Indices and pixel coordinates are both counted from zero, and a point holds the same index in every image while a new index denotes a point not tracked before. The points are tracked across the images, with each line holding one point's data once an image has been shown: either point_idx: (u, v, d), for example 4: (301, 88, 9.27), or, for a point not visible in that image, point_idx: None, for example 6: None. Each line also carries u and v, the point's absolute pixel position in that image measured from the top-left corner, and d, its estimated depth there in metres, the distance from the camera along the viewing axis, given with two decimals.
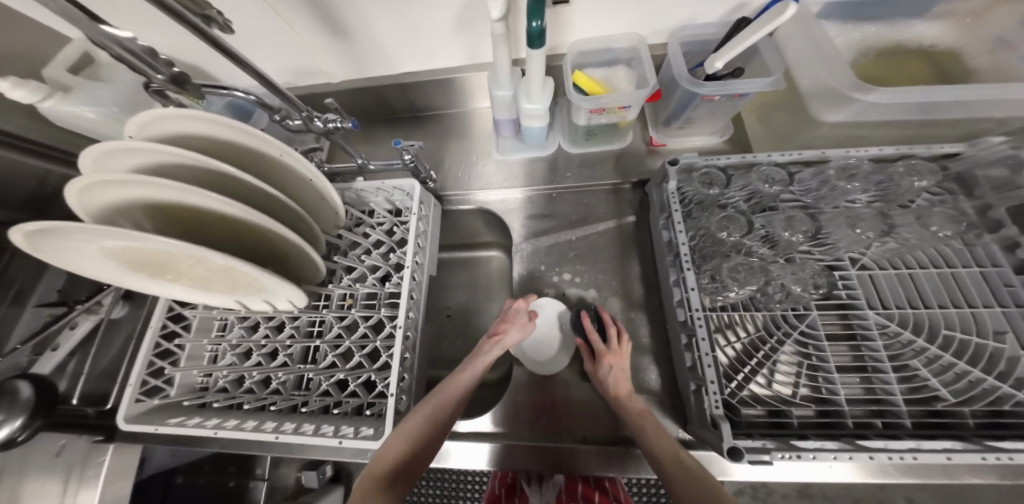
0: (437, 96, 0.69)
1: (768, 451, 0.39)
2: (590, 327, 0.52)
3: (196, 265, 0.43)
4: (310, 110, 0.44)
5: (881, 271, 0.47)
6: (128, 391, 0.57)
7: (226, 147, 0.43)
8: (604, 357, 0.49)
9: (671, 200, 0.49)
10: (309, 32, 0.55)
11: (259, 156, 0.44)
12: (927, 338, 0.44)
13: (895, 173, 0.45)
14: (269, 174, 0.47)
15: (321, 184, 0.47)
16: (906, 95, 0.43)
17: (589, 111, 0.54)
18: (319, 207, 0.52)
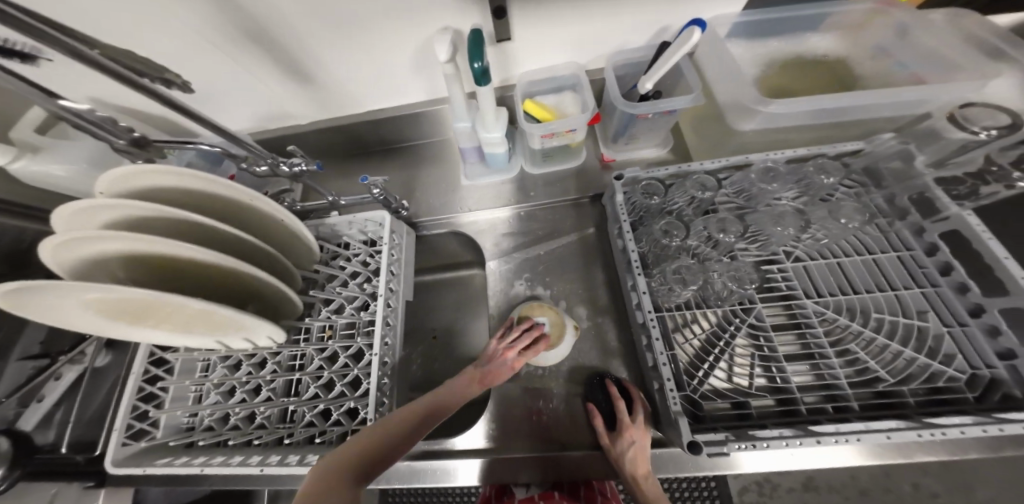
0: (402, 130, 0.74)
1: (726, 442, 0.42)
2: (615, 396, 0.53)
3: (174, 309, 0.46)
4: (274, 156, 0.48)
5: (813, 262, 0.51)
6: (114, 436, 0.58)
7: (197, 196, 0.46)
8: (628, 430, 0.49)
9: (620, 212, 0.54)
10: (273, 81, 0.60)
11: (229, 202, 0.48)
12: (862, 321, 0.48)
13: (807, 172, 0.50)
14: (242, 219, 0.51)
15: (292, 222, 0.52)
16: (800, 104, 0.48)
17: (541, 136, 0.59)
18: (292, 245, 0.56)
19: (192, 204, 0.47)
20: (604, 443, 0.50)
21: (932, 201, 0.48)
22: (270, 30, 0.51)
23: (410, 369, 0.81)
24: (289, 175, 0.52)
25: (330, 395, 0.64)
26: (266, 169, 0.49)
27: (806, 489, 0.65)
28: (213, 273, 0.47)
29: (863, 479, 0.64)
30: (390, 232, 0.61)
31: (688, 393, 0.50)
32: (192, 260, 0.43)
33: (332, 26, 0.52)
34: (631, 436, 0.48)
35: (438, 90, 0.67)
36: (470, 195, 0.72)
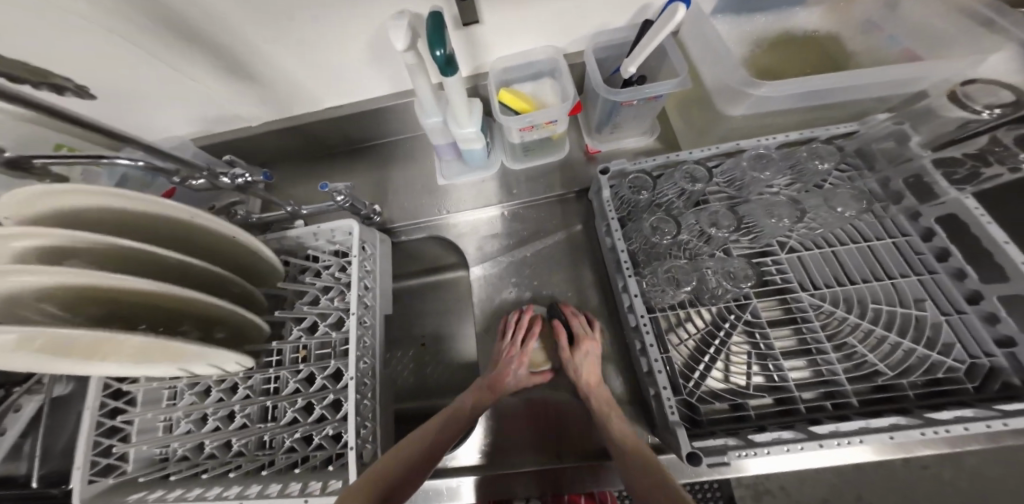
0: (369, 129, 0.68)
1: (726, 450, 0.42)
2: (573, 314, 0.57)
3: (122, 346, 0.41)
4: (208, 169, 0.45)
5: (808, 252, 0.49)
6: (77, 474, 0.55)
7: (133, 218, 0.43)
8: (580, 341, 0.53)
9: (608, 208, 0.50)
10: (210, 81, 0.54)
11: (170, 223, 0.45)
12: (858, 312, 0.48)
13: (799, 158, 0.47)
14: (181, 240, 0.48)
15: (245, 239, 0.51)
16: (792, 86, 0.45)
17: (520, 129, 0.55)
18: (239, 262, 0.54)
19: (117, 227, 0.42)
20: (564, 356, 0.53)
21: (929, 185, 0.46)
22: (201, 25, 0.45)
23: (399, 379, 0.77)
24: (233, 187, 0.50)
25: (310, 417, 0.61)
26: (204, 182, 0.46)
27: (804, 472, 0.65)
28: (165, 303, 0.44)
29: (863, 462, 0.64)
30: (360, 243, 0.57)
31: (685, 398, 0.49)
32: (144, 292, 0.41)
33: (264, 13, 0.45)
34: (587, 348, 0.53)
35: (403, 83, 0.62)
36: (449, 196, 0.68)
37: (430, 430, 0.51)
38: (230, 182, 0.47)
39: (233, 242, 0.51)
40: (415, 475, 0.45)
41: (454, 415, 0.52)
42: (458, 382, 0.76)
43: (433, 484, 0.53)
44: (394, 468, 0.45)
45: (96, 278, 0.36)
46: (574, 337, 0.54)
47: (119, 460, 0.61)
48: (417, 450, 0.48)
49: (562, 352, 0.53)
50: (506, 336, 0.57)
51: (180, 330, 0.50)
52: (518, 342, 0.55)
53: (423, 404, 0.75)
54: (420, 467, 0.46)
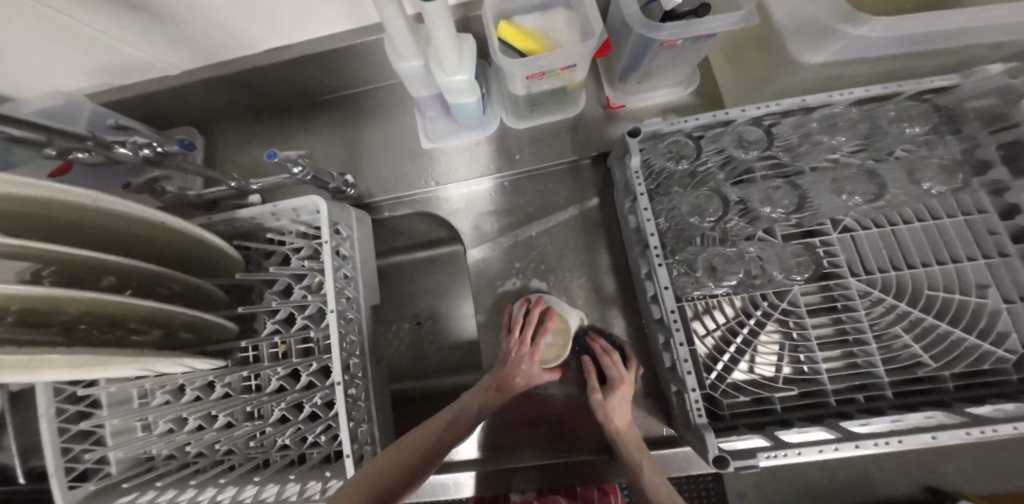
0: (333, 73, 0.55)
1: (755, 453, 0.38)
2: (604, 349, 0.50)
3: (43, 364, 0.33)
4: (95, 138, 0.34)
5: (864, 232, 0.44)
6: (53, 482, 0.52)
7: (21, 202, 0.31)
8: (620, 386, 0.47)
9: (635, 180, 0.40)
10: (95, 21, 0.40)
11: (77, 207, 0.34)
12: (910, 300, 0.42)
13: (881, 118, 0.38)
14: (83, 227, 0.37)
15: (180, 226, 0.42)
16: (898, 23, 0.36)
17: (526, 77, 0.43)
18: (167, 250, 0.45)
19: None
20: (595, 397, 0.46)
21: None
22: None
23: (397, 363, 0.72)
24: (144, 162, 0.39)
25: (300, 415, 0.56)
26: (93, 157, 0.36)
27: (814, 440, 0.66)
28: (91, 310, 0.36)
29: None
30: (329, 225, 0.47)
31: (707, 392, 0.46)
32: (71, 302, 0.33)
33: None
34: (621, 395, 0.46)
35: (367, 16, 0.47)
36: (437, 163, 0.57)
37: (435, 429, 0.46)
38: (134, 154, 0.37)
39: (161, 230, 0.42)
40: (420, 472, 0.42)
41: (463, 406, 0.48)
42: (459, 362, 0.71)
43: (438, 478, 0.52)
44: (393, 468, 0.40)
45: (30, 292, 0.29)
46: (606, 380, 0.48)
47: (97, 464, 0.56)
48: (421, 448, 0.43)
49: (592, 395, 0.47)
50: (515, 331, 0.51)
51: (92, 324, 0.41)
52: (530, 338, 0.50)
53: (424, 388, 0.71)
54: (422, 465, 0.42)
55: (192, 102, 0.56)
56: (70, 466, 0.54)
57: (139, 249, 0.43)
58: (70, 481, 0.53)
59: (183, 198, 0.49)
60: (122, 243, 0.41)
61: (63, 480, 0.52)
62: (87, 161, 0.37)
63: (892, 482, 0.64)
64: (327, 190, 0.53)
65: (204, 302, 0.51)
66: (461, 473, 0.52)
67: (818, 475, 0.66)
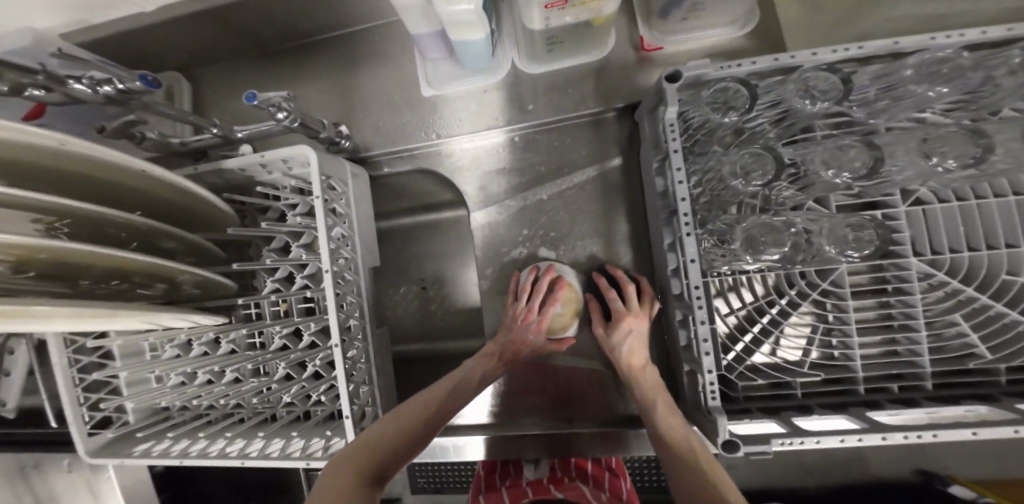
0: (323, 5, 0.48)
1: (769, 439, 0.34)
2: (607, 285, 0.47)
3: (45, 319, 0.32)
4: (46, 70, 0.31)
5: (940, 207, 0.37)
6: (73, 429, 0.54)
7: (33, 153, 0.29)
8: (624, 319, 0.43)
9: (670, 134, 0.34)
10: None
11: (85, 161, 0.33)
12: (978, 285, 0.37)
13: (1000, 66, 0.29)
14: (51, 173, 0.32)
15: (186, 188, 0.41)
16: None
17: (545, 6, 0.35)
18: (151, 207, 0.42)
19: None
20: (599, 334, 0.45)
21: None
22: None
23: (402, 326, 0.71)
24: (110, 102, 0.35)
25: (304, 373, 0.55)
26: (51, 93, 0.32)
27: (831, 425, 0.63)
28: (92, 265, 0.34)
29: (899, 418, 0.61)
30: (321, 178, 0.42)
31: (722, 373, 0.42)
32: (77, 257, 0.31)
33: None
34: (628, 327, 0.43)
35: None
36: (440, 114, 0.51)
37: (439, 390, 0.43)
38: (94, 91, 0.33)
39: (141, 181, 0.38)
40: (421, 438, 0.39)
41: (468, 369, 0.45)
42: (465, 329, 0.69)
43: (439, 440, 0.52)
44: (393, 446, 0.37)
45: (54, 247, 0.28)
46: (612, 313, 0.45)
47: (115, 412, 0.58)
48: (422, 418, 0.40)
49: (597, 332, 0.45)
50: (522, 298, 0.48)
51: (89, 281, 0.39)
52: (537, 306, 0.46)
53: (428, 352, 0.70)
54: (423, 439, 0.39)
55: (175, 41, 0.51)
56: (89, 412, 0.56)
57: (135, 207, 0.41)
58: (89, 426, 0.55)
59: (166, 146, 0.45)
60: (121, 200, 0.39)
61: (83, 426, 0.54)
62: (48, 100, 0.33)
63: (911, 468, 0.61)
64: (318, 141, 0.48)
65: (200, 258, 0.49)
66: (460, 437, 0.52)
67: (832, 457, 0.63)
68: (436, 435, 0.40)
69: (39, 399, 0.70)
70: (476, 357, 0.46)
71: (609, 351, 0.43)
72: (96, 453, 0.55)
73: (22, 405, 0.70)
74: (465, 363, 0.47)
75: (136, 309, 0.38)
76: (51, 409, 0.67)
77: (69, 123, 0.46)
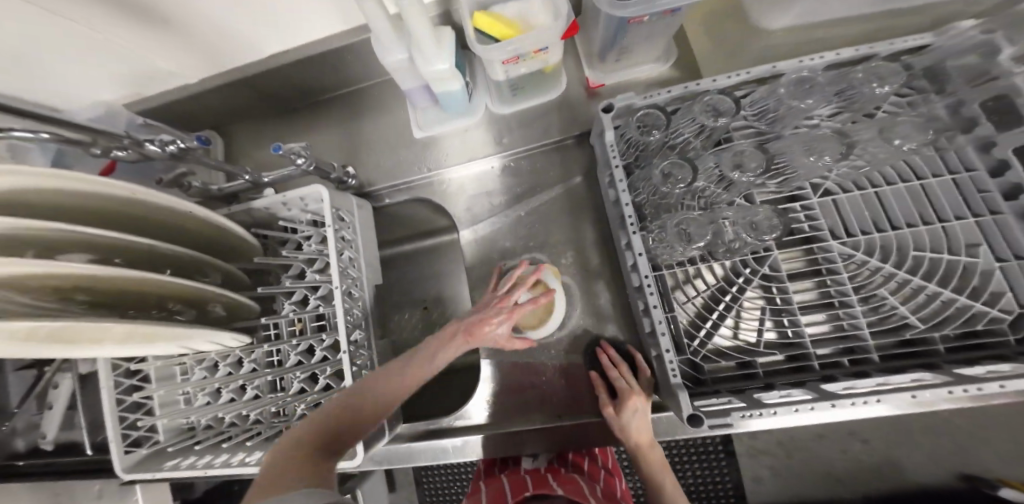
0: (331, 71, 0.59)
1: (728, 413, 0.39)
2: (615, 362, 0.51)
3: (108, 332, 0.40)
4: (131, 136, 0.40)
5: (845, 195, 0.43)
6: (113, 446, 0.60)
7: (118, 204, 0.41)
8: (629, 398, 0.46)
9: (612, 154, 0.43)
10: (126, 35, 0.45)
11: (159, 208, 0.44)
12: (895, 261, 0.41)
13: (855, 79, 0.37)
14: (113, 217, 0.42)
15: (233, 227, 0.51)
16: None
17: (503, 63, 0.45)
18: (212, 244, 0.53)
19: (20, 206, 0.35)
20: (607, 412, 0.47)
21: (1017, 108, 0.36)
22: None
23: (406, 342, 0.77)
24: (169, 158, 0.44)
25: (316, 386, 0.61)
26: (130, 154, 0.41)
27: None
28: (146, 289, 0.43)
29: None
30: (332, 210, 0.51)
31: (688, 358, 0.46)
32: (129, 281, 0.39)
33: None
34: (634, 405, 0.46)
35: (354, 17, 0.51)
36: (430, 151, 0.61)
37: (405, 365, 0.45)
38: (163, 150, 0.42)
39: (179, 218, 0.46)
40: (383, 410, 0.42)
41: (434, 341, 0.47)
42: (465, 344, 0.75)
43: (439, 443, 0.56)
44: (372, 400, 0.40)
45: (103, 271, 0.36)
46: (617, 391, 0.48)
47: (148, 431, 0.64)
48: (392, 385, 0.42)
49: (606, 407, 0.48)
50: (505, 288, 0.53)
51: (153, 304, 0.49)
52: (518, 297, 0.51)
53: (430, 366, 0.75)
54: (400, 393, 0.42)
55: (213, 107, 0.62)
56: (127, 431, 0.62)
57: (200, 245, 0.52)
58: (125, 444, 0.61)
59: (207, 192, 0.55)
60: (189, 240, 0.50)
61: (120, 443, 0.61)
62: (127, 159, 0.42)
63: None
64: (329, 181, 0.58)
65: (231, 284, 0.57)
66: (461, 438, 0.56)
67: None
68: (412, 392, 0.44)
69: (77, 433, 0.76)
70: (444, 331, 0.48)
71: (620, 429, 0.46)
72: (130, 469, 0.61)
73: (61, 439, 0.76)
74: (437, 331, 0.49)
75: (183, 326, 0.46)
76: (89, 437, 0.74)
77: (129, 177, 0.57)
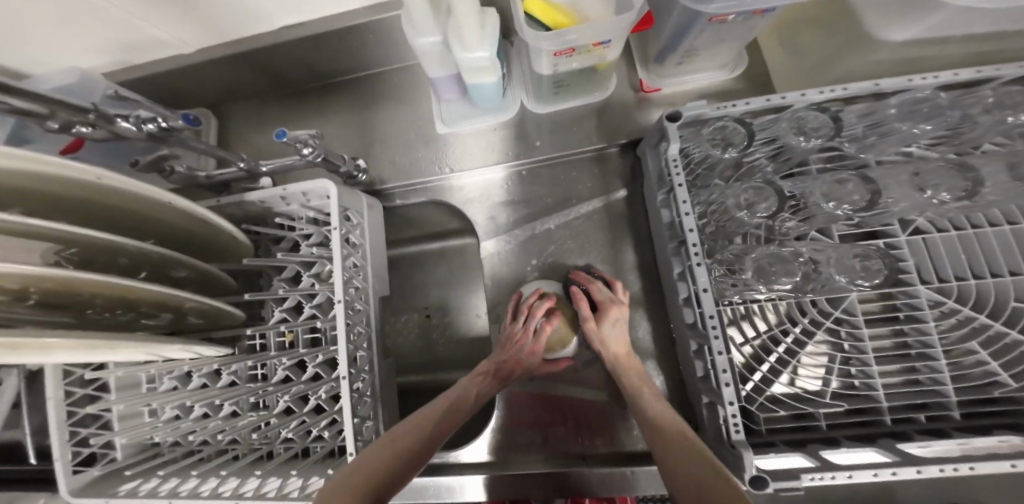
0: (349, 52, 0.52)
1: (798, 476, 0.33)
2: (587, 278, 0.48)
3: (54, 350, 0.31)
4: (99, 110, 0.32)
5: (938, 235, 0.39)
6: (57, 467, 0.51)
7: (82, 191, 0.33)
8: (608, 308, 0.45)
9: (672, 169, 0.37)
10: None
11: (133, 199, 0.36)
12: (990, 313, 0.37)
13: (977, 105, 0.33)
14: (67, 202, 0.33)
15: (220, 223, 0.43)
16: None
17: (553, 54, 0.39)
18: (191, 242, 0.45)
19: None
20: (588, 326, 0.45)
21: None
22: None
23: (405, 356, 0.70)
24: (151, 139, 0.37)
25: (305, 408, 0.54)
26: (98, 130, 0.34)
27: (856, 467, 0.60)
28: (109, 294, 0.35)
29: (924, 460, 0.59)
30: (340, 210, 0.44)
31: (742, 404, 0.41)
32: (93, 286, 0.32)
33: None
34: (615, 316, 0.45)
35: None
36: (454, 149, 0.54)
37: (432, 414, 0.43)
38: (138, 128, 0.34)
39: (153, 208, 0.38)
40: (418, 462, 0.38)
41: (459, 388, 0.46)
42: (469, 361, 0.68)
43: (443, 480, 0.48)
44: (395, 458, 0.37)
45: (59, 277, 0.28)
46: (596, 304, 0.46)
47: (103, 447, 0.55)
48: (422, 431, 0.40)
49: (585, 322, 0.46)
50: (520, 319, 0.48)
51: (112, 311, 0.40)
52: (534, 327, 0.47)
53: (431, 383, 0.68)
54: (428, 448, 0.39)
55: (212, 83, 0.55)
56: (77, 448, 0.53)
57: (178, 240, 0.44)
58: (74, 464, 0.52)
59: (194, 180, 0.47)
60: (165, 233, 0.42)
61: (67, 463, 0.52)
62: (93, 135, 0.34)
63: None
64: (338, 175, 0.50)
65: (210, 288, 0.49)
66: (461, 477, 0.49)
67: None
68: (443, 442, 0.41)
69: (18, 435, 0.66)
70: (469, 378, 0.47)
71: (600, 344, 0.45)
72: (78, 492, 0.52)
73: None
74: (459, 382, 0.47)
75: (155, 341, 0.38)
76: (32, 446, 0.64)
77: (102, 156, 0.49)
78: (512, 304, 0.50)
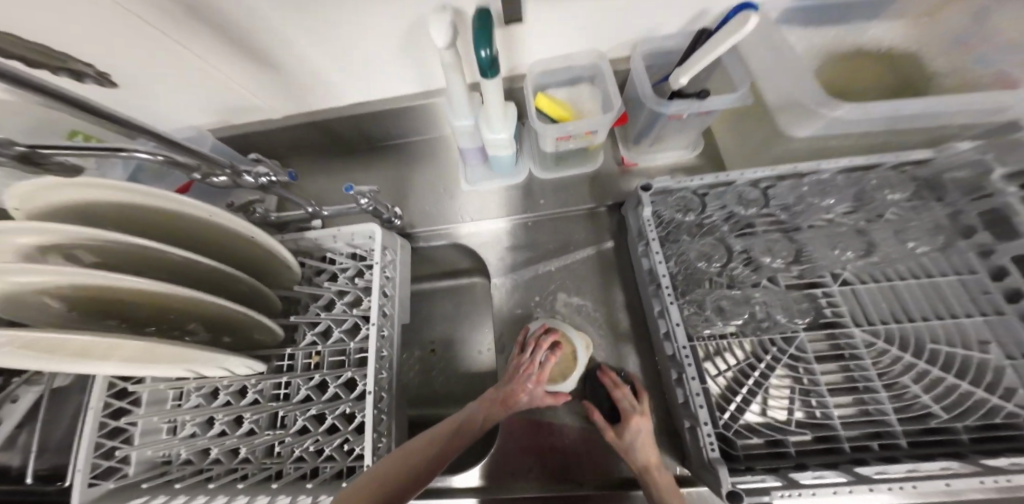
0: (397, 126, 0.66)
1: (768, 490, 0.38)
2: (615, 383, 0.53)
3: (116, 348, 0.37)
4: (232, 166, 0.43)
5: (864, 286, 0.48)
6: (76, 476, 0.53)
7: (194, 225, 0.45)
8: (632, 419, 0.49)
9: (648, 229, 0.47)
10: (228, 69, 0.52)
11: (228, 233, 0.48)
12: (914, 352, 0.45)
13: (867, 184, 0.48)
14: (190, 235, 0.46)
15: (286, 255, 0.53)
16: (869, 109, 0.42)
17: (556, 138, 0.51)
18: (269, 274, 0.56)
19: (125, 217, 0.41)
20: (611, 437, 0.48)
21: (1011, 221, 0.43)
22: (225, 13, 0.43)
23: (410, 387, 0.75)
24: (254, 187, 0.48)
25: (321, 427, 0.59)
26: (224, 180, 0.44)
27: None
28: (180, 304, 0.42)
29: None
30: (381, 249, 0.55)
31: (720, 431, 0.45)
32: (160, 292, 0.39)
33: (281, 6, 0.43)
34: (637, 427, 0.48)
35: (434, 83, 0.59)
36: (473, 201, 0.66)
37: (440, 434, 0.47)
38: (256, 181, 0.46)
39: (241, 241, 0.49)
40: (425, 478, 0.42)
41: (467, 412, 0.50)
42: (470, 394, 0.73)
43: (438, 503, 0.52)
44: (405, 471, 0.41)
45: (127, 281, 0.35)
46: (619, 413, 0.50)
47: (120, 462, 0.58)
48: (431, 451, 0.44)
49: (607, 432, 0.49)
50: (527, 352, 0.55)
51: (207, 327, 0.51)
52: (539, 360, 0.53)
53: (435, 413, 0.73)
54: (433, 466, 0.43)
55: (283, 145, 0.68)
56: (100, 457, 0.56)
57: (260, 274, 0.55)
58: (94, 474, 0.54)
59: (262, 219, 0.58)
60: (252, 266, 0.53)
61: (88, 472, 0.54)
62: (223, 185, 0.45)
63: None
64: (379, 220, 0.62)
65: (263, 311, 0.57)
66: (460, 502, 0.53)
67: None
68: (447, 463, 0.45)
69: None
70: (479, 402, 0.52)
71: (622, 451, 0.47)
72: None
73: None
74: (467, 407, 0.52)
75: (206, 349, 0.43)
76: None
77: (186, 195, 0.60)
78: (521, 338, 0.58)
